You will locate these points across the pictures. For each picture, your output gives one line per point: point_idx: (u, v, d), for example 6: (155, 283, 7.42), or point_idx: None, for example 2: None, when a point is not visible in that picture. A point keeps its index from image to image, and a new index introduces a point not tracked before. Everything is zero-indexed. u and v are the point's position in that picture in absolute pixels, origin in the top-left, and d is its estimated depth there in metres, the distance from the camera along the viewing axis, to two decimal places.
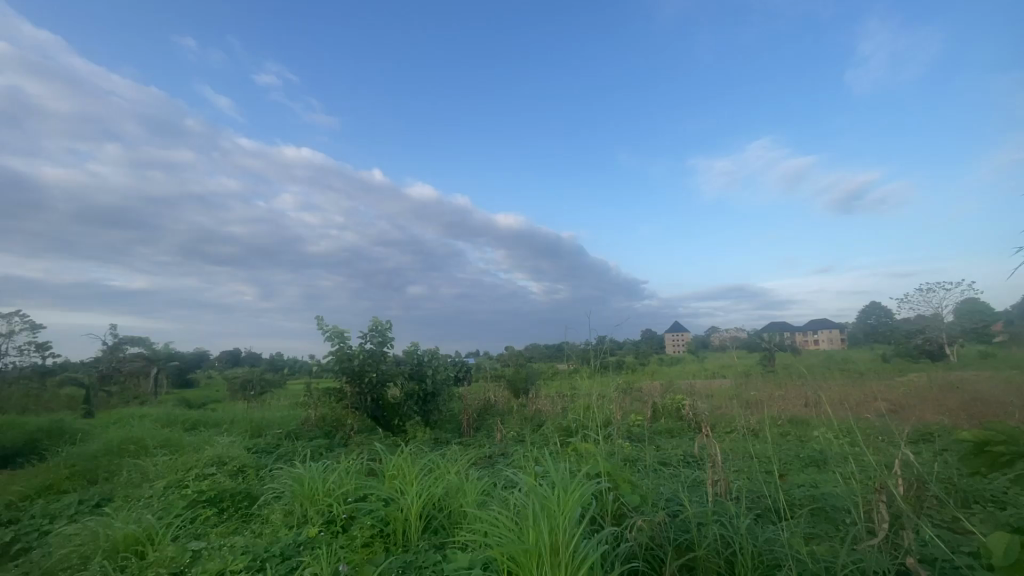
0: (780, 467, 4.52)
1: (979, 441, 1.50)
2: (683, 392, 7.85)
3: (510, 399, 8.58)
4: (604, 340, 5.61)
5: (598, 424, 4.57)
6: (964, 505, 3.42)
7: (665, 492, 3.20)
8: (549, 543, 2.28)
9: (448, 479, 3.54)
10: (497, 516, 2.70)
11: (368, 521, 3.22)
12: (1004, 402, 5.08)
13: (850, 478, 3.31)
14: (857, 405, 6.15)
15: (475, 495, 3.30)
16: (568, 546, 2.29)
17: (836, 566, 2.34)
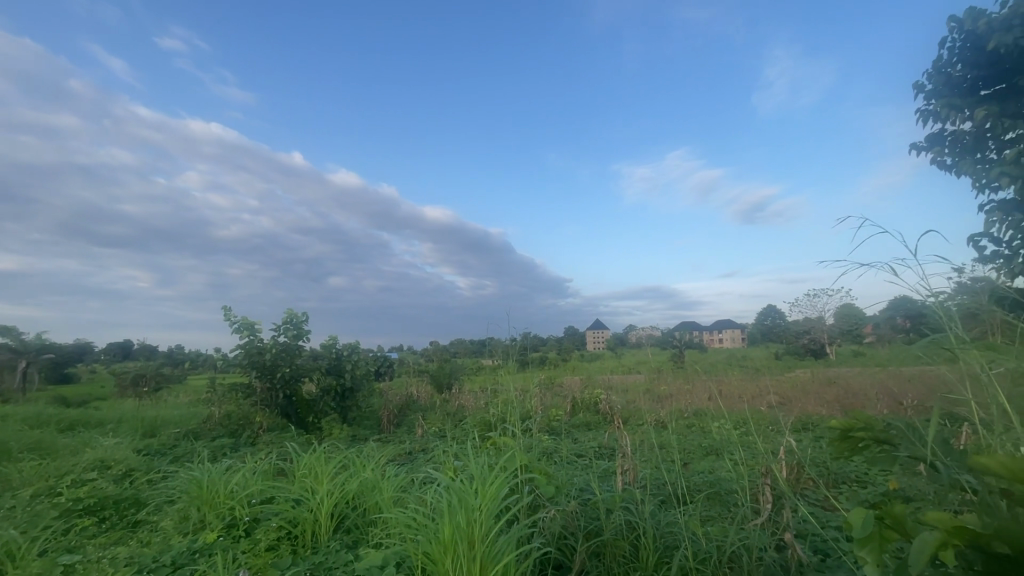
0: (683, 456, 4.76)
1: (843, 428, 1.58)
2: (601, 387, 7.96)
3: (433, 394, 8.48)
4: (522, 335, 5.64)
5: (509, 419, 4.64)
6: (833, 486, 3.73)
7: (579, 482, 3.29)
8: (465, 537, 2.31)
9: (367, 473, 3.49)
10: (414, 514, 2.69)
11: (275, 523, 3.12)
12: (867, 395, 5.52)
13: (739, 463, 3.56)
14: (753, 399, 6.59)
15: (392, 491, 3.27)
16: (483, 540, 2.33)
17: (725, 546, 2.50)
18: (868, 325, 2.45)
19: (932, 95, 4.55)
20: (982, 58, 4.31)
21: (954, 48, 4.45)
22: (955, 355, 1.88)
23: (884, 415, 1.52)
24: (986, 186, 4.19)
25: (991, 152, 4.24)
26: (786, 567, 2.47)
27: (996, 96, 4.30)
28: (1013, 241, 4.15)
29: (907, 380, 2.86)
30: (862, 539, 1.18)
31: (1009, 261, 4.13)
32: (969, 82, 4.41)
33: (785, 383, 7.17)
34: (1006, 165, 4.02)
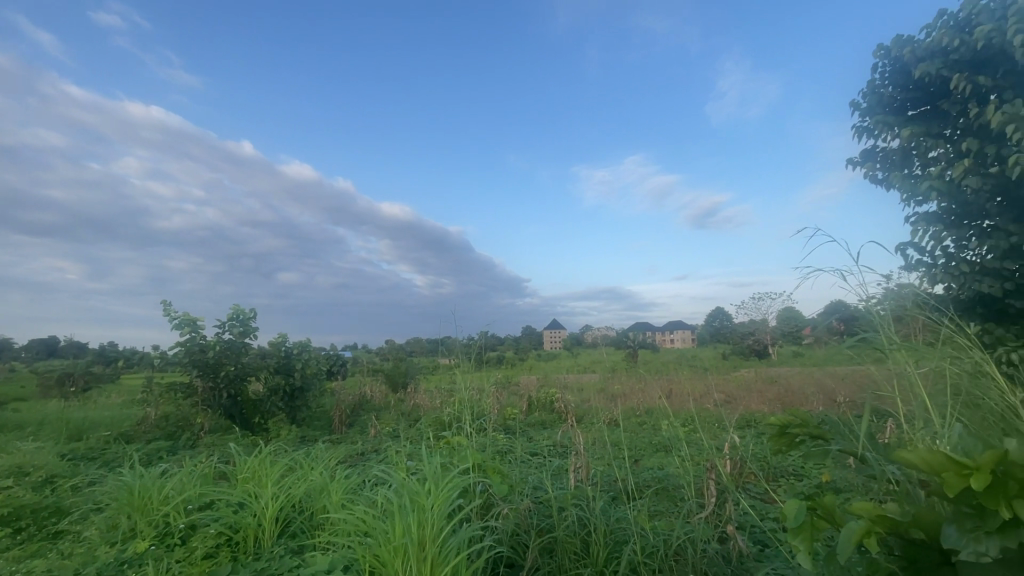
0: (634, 453, 4.89)
1: (781, 425, 1.66)
2: (556, 386, 8.06)
3: (387, 393, 8.32)
4: (479, 335, 5.63)
5: (464, 419, 4.61)
6: (772, 479, 3.93)
7: (533, 480, 3.31)
8: (416, 538, 2.28)
9: (316, 474, 3.38)
10: (363, 516, 2.63)
11: (214, 529, 2.97)
12: (805, 393, 5.85)
13: (686, 459, 3.69)
14: (701, 397, 6.85)
15: (343, 492, 3.18)
16: (434, 541, 2.31)
17: (671, 539, 2.58)
18: (807, 327, 2.60)
19: (866, 113, 4.88)
20: (909, 82, 4.66)
21: (885, 71, 4.79)
22: (885, 354, 2.02)
23: (817, 411, 1.61)
24: (913, 199, 4.53)
25: (917, 169, 4.60)
26: (727, 557, 2.59)
27: (922, 117, 4.66)
28: (934, 252, 4.52)
29: (839, 379, 3.05)
30: (795, 529, 1.25)
31: (931, 269, 4.50)
32: (898, 104, 4.75)
33: (731, 382, 7.49)
34: (930, 182, 4.37)
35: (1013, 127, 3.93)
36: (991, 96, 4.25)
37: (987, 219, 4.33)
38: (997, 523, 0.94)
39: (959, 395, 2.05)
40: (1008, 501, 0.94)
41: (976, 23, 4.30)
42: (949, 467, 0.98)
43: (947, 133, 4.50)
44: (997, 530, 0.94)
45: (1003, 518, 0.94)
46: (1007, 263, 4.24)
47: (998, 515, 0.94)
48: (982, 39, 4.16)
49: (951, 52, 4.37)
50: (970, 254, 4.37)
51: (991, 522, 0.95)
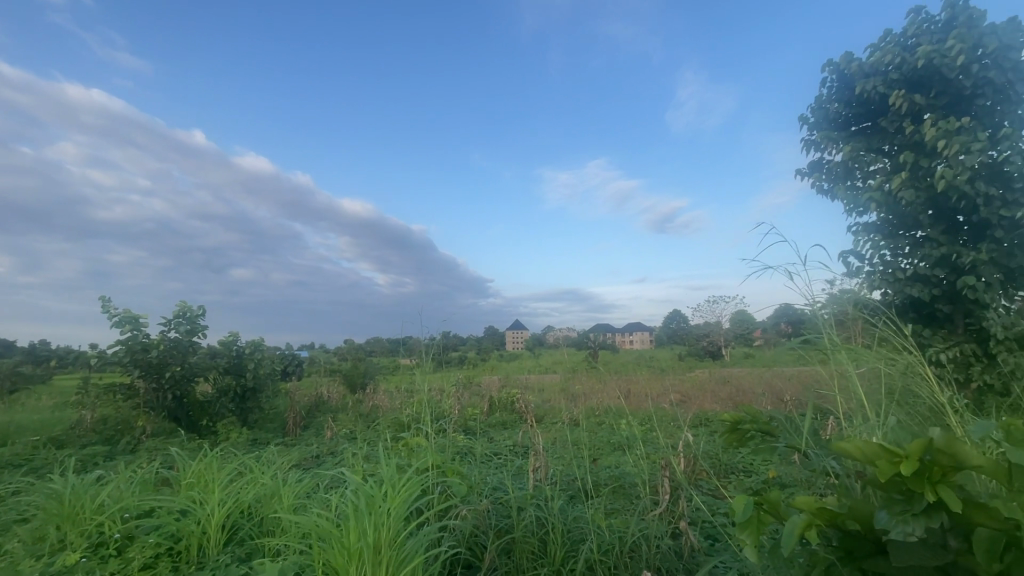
0: (593, 453, 4.96)
1: (733, 421, 1.72)
2: (517, 386, 8.08)
3: (345, 394, 8.13)
4: (441, 335, 5.58)
5: (423, 421, 4.55)
6: (723, 476, 4.07)
7: (492, 481, 3.31)
8: (372, 542, 2.24)
9: (267, 478, 3.26)
10: (316, 520, 2.55)
11: (154, 539, 2.81)
12: (755, 392, 6.10)
13: (642, 457, 3.77)
14: (658, 396, 7.04)
15: (295, 496, 3.08)
16: (390, 544, 2.27)
17: (626, 537, 2.63)
18: (757, 330, 2.70)
19: (814, 127, 5.15)
20: (853, 98, 4.94)
21: (831, 87, 5.07)
22: (827, 354, 2.13)
23: (767, 409, 1.67)
24: (855, 209, 4.81)
25: (858, 181, 4.88)
26: (679, 552, 2.67)
27: (864, 133, 4.96)
28: (873, 260, 4.81)
29: (787, 379, 3.19)
30: (743, 523, 1.29)
31: (870, 276, 4.79)
32: (842, 119, 5.03)
33: (687, 382, 7.72)
34: (871, 193, 4.65)
35: (946, 141, 4.30)
36: (925, 114, 4.58)
37: (919, 229, 4.64)
38: (923, 506, 1.01)
39: (892, 395, 2.19)
40: (931, 486, 1.01)
41: (913, 45, 4.61)
42: (883, 455, 1.04)
43: (886, 148, 4.80)
44: (922, 513, 1.01)
45: (928, 500, 1.01)
46: (937, 270, 4.55)
47: (923, 498, 1.01)
48: (921, 60, 4.48)
49: (891, 71, 4.67)
50: (904, 262, 4.68)
51: (917, 506, 1.02)
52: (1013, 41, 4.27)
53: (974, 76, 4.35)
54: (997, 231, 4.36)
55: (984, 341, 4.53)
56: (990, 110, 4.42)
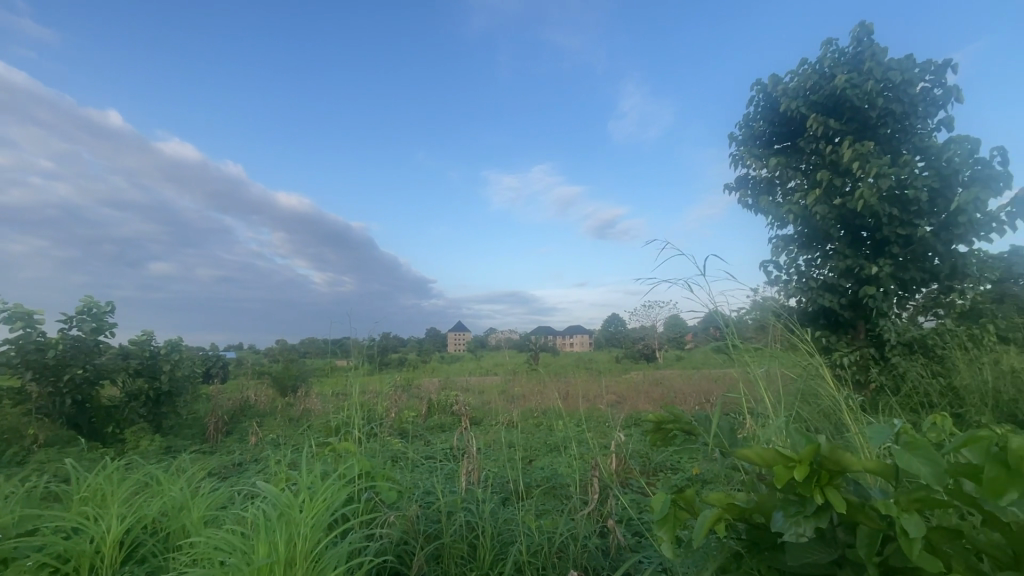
0: (529, 455, 5.01)
1: (657, 421, 1.80)
2: (456, 389, 8.02)
3: (274, 398, 7.74)
4: (378, 336, 5.45)
5: (353, 425, 4.40)
6: (651, 473, 4.25)
7: (424, 485, 3.26)
8: (286, 554, 2.14)
9: (177, 489, 3.03)
10: (227, 534, 2.39)
11: (36, 561, 2.53)
12: (684, 393, 6.40)
13: (575, 458, 3.85)
14: (593, 398, 7.23)
15: (207, 509, 2.88)
16: (308, 554, 2.18)
17: (554, 537, 2.67)
18: (687, 334, 2.82)
19: (741, 143, 5.51)
20: (776, 118, 5.33)
21: (757, 106, 5.45)
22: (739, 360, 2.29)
23: (689, 410, 1.76)
24: (775, 223, 5.20)
25: (779, 196, 5.27)
26: (606, 550, 2.75)
27: (785, 151, 5.36)
28: (790, 270, 5.21)
29: (712, 380, 3.36)
30: (661, 521, 1.35)
31: (788, 285, 5.20)
32: (767, 137, 5.41)
33: (621, 383, 7.99)
34: (790, 207, 5.03)
35: (860, 163, 4.75)
36: (837, 138, 5.02)
37: (829, 243, 5.08)
38: (813, 508, 1.10)
39: (794, 396, 2.38)
40: (821, 489, 1.10)
41: (828, 73, 5.05)
42: (779, 461, 1.12)
43: (803, 166, 5.21)
44: (813, 514, 1.10)
45: (817, 502, 1.09)
46: (843, 280, 4.99)
47: (813, 501, 1.09)
48: (835, 88, 4.91)
49: (810, 95, 5.08)
50: (817, 272, 5.11)
51: (809, 508, 1.10)
52: (910, 76, 4.77)
53: (878, 106, 4.82)
54: (893, 247, 4.85)
55: (881, 345, 5.03)
56: (890, 138, 4.94)
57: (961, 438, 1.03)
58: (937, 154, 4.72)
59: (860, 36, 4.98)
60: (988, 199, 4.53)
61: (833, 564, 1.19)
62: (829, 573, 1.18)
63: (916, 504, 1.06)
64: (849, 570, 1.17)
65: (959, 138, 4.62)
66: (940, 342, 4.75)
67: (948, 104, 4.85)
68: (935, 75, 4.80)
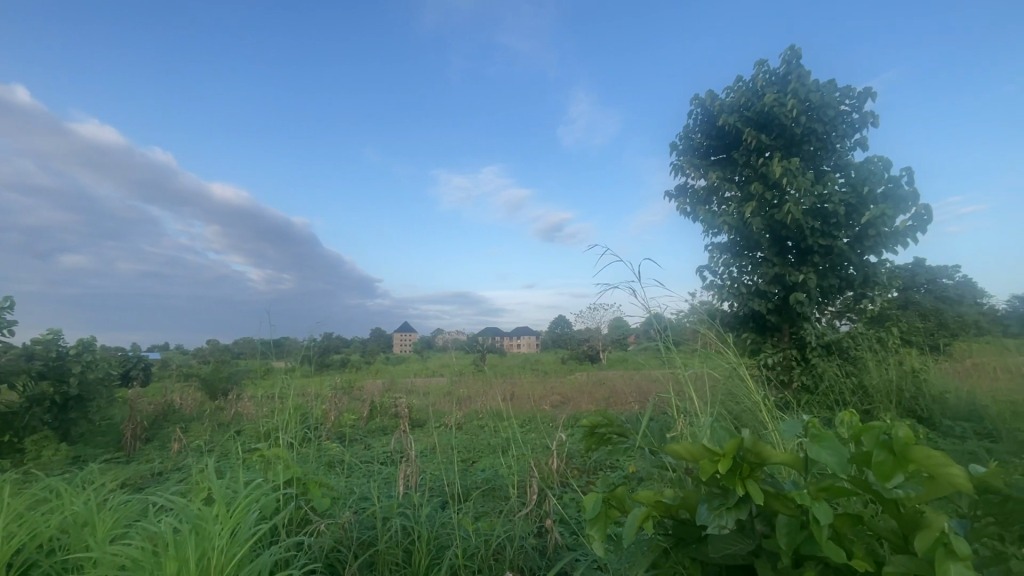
0: (472, 457, 4.99)
1: (591, 425, 1.85)
2: (401, 391, 7.87)
3: (202, 401, 7.27)
4: (318, 336, 5.24)
5: (286, 429, 4.21)
6: (590, 472, 4.35)
7: (360, 490, 3.17)
8: (198, 570, 2.01)
9: (80, 503, 2.76)
10: (134, 550, 2.21)
11: None
12: (624, 394, 6.60)
13: (517, 459, 3.88)
14: (538, 399, 7.31)
15: (113, 524, 2.65)
16: (225, 568, 2.07)
17: (491, 540, 2.66)
18: (631, 337, 2.89)
19: (681, 154, 5.78)
20: (713, 131, 5.62)
21: (697, 119, 5.73)
22: (671, 363, 2.41)
23: (621, 412, 1.81)
24: (711, 230, 5.49)
25: (714, 205, 5.56)
26: (542, 550, 2.78)
27: (721, 162, 5.66)
28: (723, 275, 5.51)
29: (651, 381, 3.48)
30: (593, 520, 1.38)
31: (721, 290, 5.51)
32: (704, 148, 5.71)
33: (565, 384, 8.12)
34: (725, 217, 5.32)
35: (789, 179, 5.11)
36: (767, 152, 5.36)
37: (759, 251, 5.41)
38: (735, 500, 1.17)
39: (718, 395, 2.53)
40: (742, 481, 1.16)
41: (760, 91, 5.39)
42: (705, 455, 1.17)
43: (737, 177, 5.53)
44: (734, 505, 1.17)
45: (739, 494, 1.16)
46: (771, 287, 5.32)
47: (735, 493, 1.16)
48: (766, 106, 5.24)
49: (744, 111, 5.40)
50: (747, 278, 5.44)
51: (731, 499, 1.17)
52: (832, 99, 5.17)
53: (804, 125, 5.19)
54: (815, 257, 5.23)
55: (803, 347, 5.38)
56: (814, 155, 5.32)
57: (864, 428, 1.13)
58: (855, 173, 5.15)
59: (789, 59, 5.34)
60: (895, 215, 4.99)
61: (750, 554, 1.26)
62: (746, 561, 1.26)
63: (824, 493, 1.14)
64: (764, 558, 1.25)
65: (873, 158, 5.06)
66: (853, 344, 5.18)
67: (864, 127, 5.29)
68: (853, 99, 5.23)
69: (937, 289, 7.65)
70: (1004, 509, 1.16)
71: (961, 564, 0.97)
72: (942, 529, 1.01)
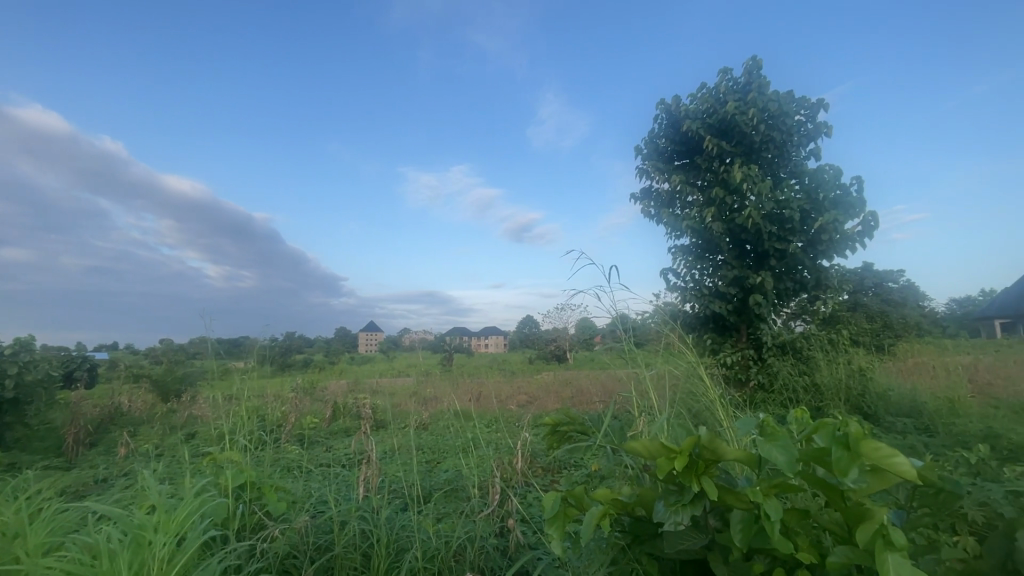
0: (437, 458, 4.95)
1: (554, 423, 1.86)
2: (365, 391, 7.73)
3: (153, 404, 6.95)
4: (278, 336, 5.08)
5: (242, 433, 4.07)
6: (555, 471, 4.38)
7: (317, 494, 3.10)
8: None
9: (10, 513, 2.59)
10: (64, 562, 2.10)
11: None
12: (589, 394, 6.68)
13: (481, 460, 3.87)
14: (504, 399, 7.31)
15: (46, 536, 2.50)
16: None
17: (451, 541, 2.64)
18: (597, 337, 2.92)
19: (646, 157, 5.90)
20: (678, 136, 5.77)
21: (662, 124, 5.87)
22: (633, 362, 2.46)
23: (582, 410, 1.84)
24: (674, 233, 5.63)
25: (678, 209, 5.71)
26: (503, 550, 2.78)
27: (684, 167, 5.81)
28: (686, 277, 5.66)
29: (616, 381, 3.53)
30: (552, 518, 1.39)
31: (684, 292, 5.66)
32: (669, 153, 5.85)
33: (532, 384, 8.16)
34: (688, 220, 5.47)
35: (749, 184, 5.29)
36: (729, 158, 5.53)
37: (720, 254, 5.57)
38: (690, 496, 1.19)
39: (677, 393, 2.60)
40: (698, 477, 1.19)
41: (722, 99, 5.56)
42: (662, 453, 1.20)
43: (700, 182, 5.69)
44: (689, 502, 1.20)
45: (694, 490, 1.19)
46: (730, 289, 5.50)
47: (691, 489, 1.19)
48: (727, 113, 5.41)
49: (707, 117, 5.56)
50: (708, 280, 5.61)
51: (687, 496, 1.19)
52: (789, 108, 5.38)
53: (763, 133, 5.38)
54: (772, 260, 5.43)
55: (759, 347, 5.58)
56: (772, 162, 5.53)
57: (814, 426, 1.17)
58: (809, 180, 5.37)
59: (750, 69, 5.54)
60: (846, 221, 5.24)
61: (704, 549, 1.30)
62: (700, 556, 1.29)
63: (774, 489, 1.19)
64: (717, 553, 1.29)
65: (826, 167, 5.30)
66: (806, 344, 5.41)
67: (818, 136, 5.53)
68: (808, 110, 5.46)
69: (884, 292, 8.08)
70: (938, 501, 1.24)
71: (898, 554, 1.02)
72: (882, 521, 1.06)
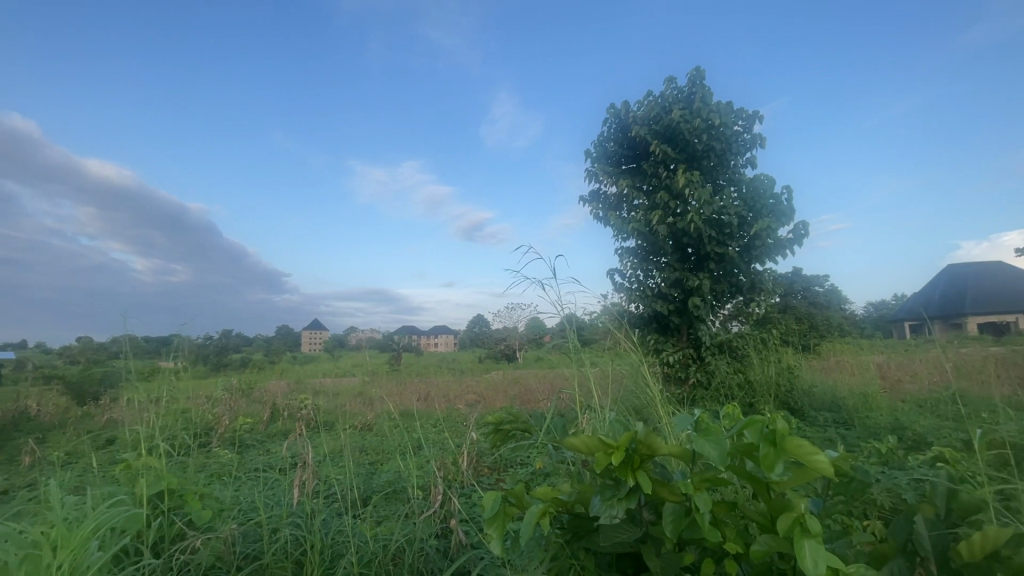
0: (381, 460, 4.83)
1: (496, 422, 1.86)
2: (307, 392, 7.44)
3: (66, 408, 6.38)
4: (210, 334, 4.79)
5: (167, 438, 3.80)
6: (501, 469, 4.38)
7: (248, 500, 2.95)
8: None
9: None
10: None
11: None
12: (536, 392, 6.74)
13: (427, 460, 3.81)
14: (452, 398, 7.24)
15: None
16: None
17: (389, 544, 2.59)
18: (545, 336, 2.93)
19: (596, 160, 6.04)
20: (625, 141, 5.95)
21: (610, 128, 6.03)
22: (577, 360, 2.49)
23: (523, 407, 1.84)
24: (621, 234, 5.78)
25: (625, 211, 5.88)
26: (444, 551, 2.75)
27: (631, 171, 5.98)
28: (631, 279, 5.84)
29: (562, 379, 3.58)
30: (491, 517, 1.39)
31: (629, 293, 5.83)
32: (617, 157, 6.01)
33: (481, 383, 8.13)
34: (634, 223, 5.64)
35: (690, 190, 5.52)
36: (672, 164, 5.76)
37: (662, 256, 5.78)
38: (626, 490, 1.23)
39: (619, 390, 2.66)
40: (633, 472, 1.23)
41: (668, 106, 5.78)
42: (600, 448, 1.23)
43: (645, 186, 5.88)
44: (625, 495, 1.23)
45: (630, 485, 1.22)
46: (672, 290, 5.73)
47: (626, 483, 1.23)
48: (672, 120, 5.63)
49: (653, 124, 5.77)
50: (652, 281, 5.81)
51: (622, 490, 1.23)
52: (728, 119, 5.66)
53: (704, 141, 5.63)
54: (711, 263, 5.69)
55: (698, 346, 5.84)
56: (712, 169, 5.79)
57: (743, 422, 1.24)
58: (746, 188, 5.68)
59: (694, 79, 5.79)
60: (778, 227, 5.58)
61: (638, 541, 1.34)
62: (634, 548, 1.33)
63: (704, 482, 1.24)
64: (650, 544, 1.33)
65: (761, 176, 5.62)
66: (741, 343, 5.72)
67: (754, 147, 5.85)
68: (745, 121, 5.76)
69: (811, 295, 8.65)
70: (850, 488, 1.34)
71: (814, 540, 1.10)
72: (800, 510, 1.13)
